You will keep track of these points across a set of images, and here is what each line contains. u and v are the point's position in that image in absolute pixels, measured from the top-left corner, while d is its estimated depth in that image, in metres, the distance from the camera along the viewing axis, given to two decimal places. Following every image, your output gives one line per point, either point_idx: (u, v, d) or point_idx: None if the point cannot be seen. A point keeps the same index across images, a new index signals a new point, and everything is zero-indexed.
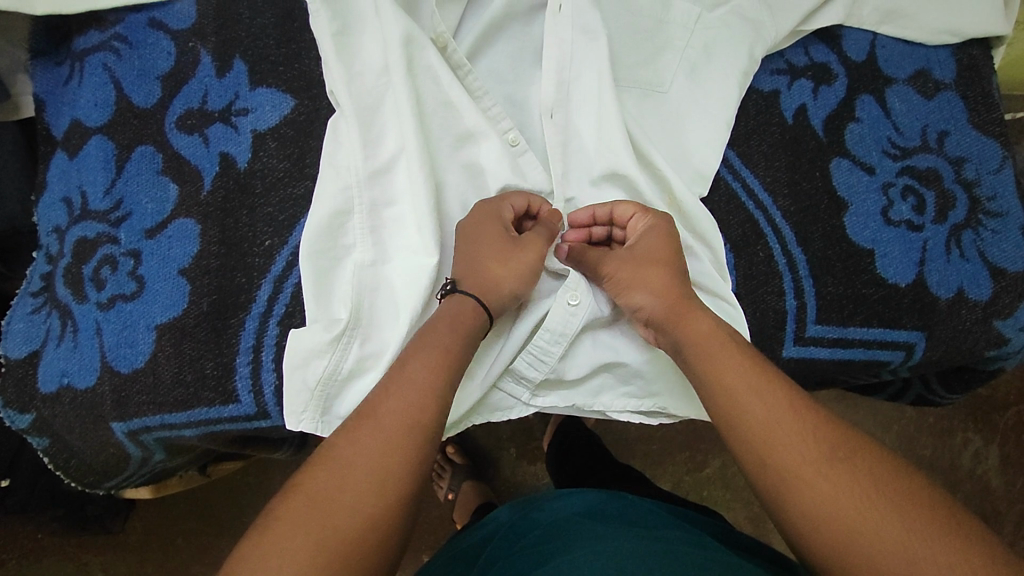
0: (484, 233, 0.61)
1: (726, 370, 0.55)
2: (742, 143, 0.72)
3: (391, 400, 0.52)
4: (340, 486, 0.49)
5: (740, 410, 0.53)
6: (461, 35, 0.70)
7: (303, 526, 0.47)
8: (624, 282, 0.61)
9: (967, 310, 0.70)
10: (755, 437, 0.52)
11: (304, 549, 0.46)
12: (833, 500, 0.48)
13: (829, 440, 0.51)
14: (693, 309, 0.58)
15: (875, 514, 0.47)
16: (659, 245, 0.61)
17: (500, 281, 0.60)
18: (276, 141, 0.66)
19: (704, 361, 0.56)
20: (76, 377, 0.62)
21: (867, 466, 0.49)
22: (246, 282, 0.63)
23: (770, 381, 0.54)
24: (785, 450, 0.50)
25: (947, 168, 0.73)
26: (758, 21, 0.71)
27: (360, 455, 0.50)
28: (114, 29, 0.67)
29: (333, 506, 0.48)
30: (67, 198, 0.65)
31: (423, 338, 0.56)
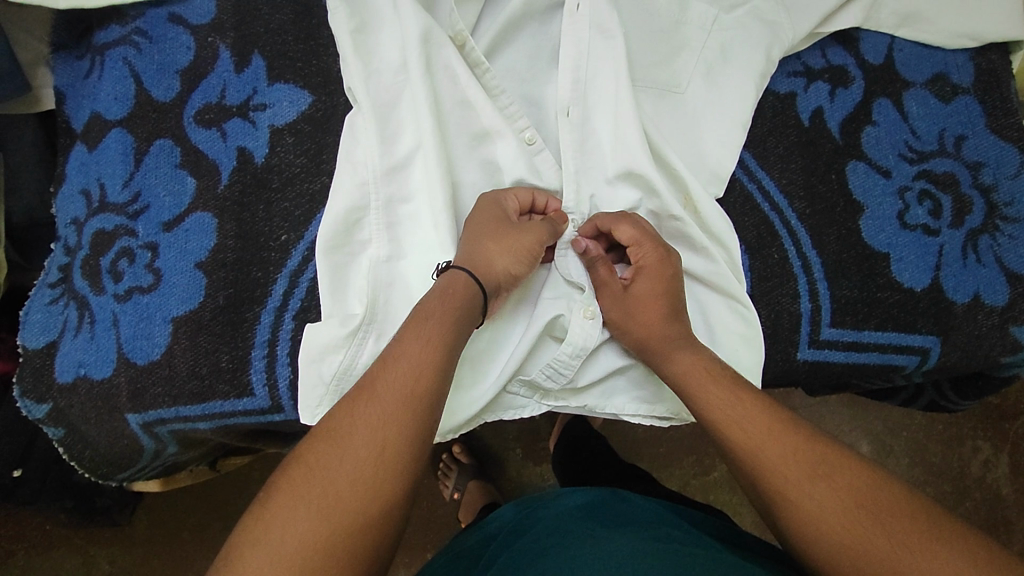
0: (481, 216, 0.62)
1: (708, 391, 0.57)
2: (757, 145, 0.71)
3: (389, 374, 0.52)
4: (342, 459, 0.49)
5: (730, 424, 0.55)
6: (479, 33, 0.70)
7: (306, 500, 0.47)
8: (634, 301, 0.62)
9: (983, 315, 0.70)
10: (740, 449, 0.54)
11: (307, 523, 0.46)
12: (814, 510, 0.49)
13: (807, 454, 0.52)
14: None
15: (856, 526, 0.47)
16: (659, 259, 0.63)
17: (493, 256, 0.60)
18: (293, 137, 0.66)
19: (692, 379, 0.58)
20: (92, 368, 0.62)
21: (843, 478, 0.50)
22: (262, 276, 0.64)
23: (748, 396, 0.56)
24: (765, 462, 0.52)
25: (964, 173, 0.73)
26: (775, 23, 0.71)
27: (361, 428, 0.50)
28: (134, 23, 0.67)
29: (334, 478, 0.48)
30: (86, 190, 0.66)
31: (418, 312, 0.56)
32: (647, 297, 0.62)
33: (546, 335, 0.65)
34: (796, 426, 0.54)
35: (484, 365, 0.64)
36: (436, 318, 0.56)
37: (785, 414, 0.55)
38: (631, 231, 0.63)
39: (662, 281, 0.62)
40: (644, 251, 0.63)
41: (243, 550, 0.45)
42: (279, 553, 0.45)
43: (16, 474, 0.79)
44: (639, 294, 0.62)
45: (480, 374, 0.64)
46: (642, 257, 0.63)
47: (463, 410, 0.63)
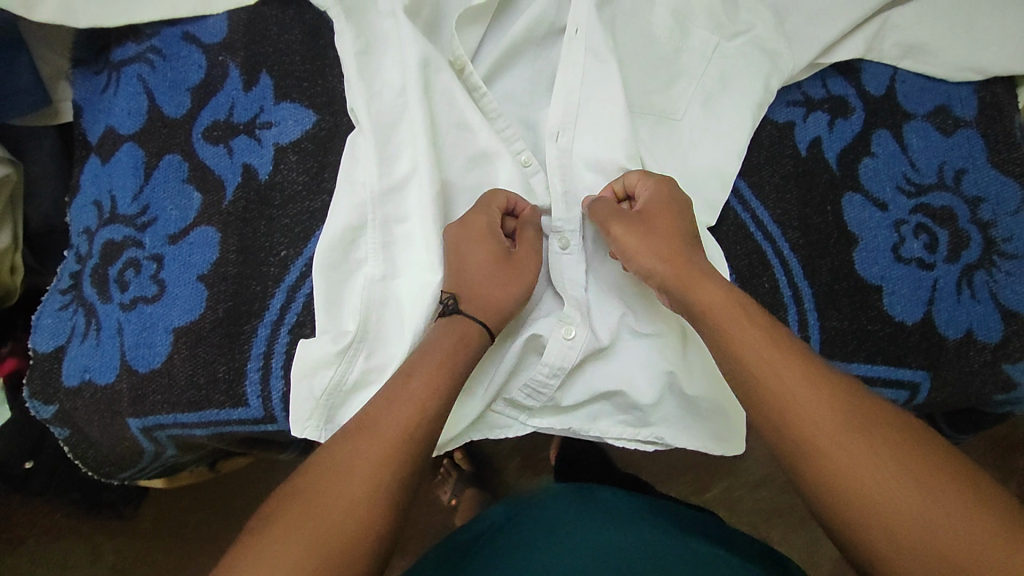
0: (479, 246, 0.63)
1: (743, 340, 0.54)
2: (753, 174, 0.72)
3: (387, 414, 0.54)
4: (347, 471, 0.51)
5: (762, 382, 0.52)
6: (480, 58, 0.72)
7: (313, 514, 0.49)
8: (631, 250, 0.61)
9: (975, 352, 0.70)
10: (766, 400, 0.51)
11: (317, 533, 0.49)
12: (854, 478, 0.47)
13: (847, 408, 0.49)
14: (697, 280, 0.59)
15: (886, 484, 0.46)
16: (666, 215, 0.63)
17: (504, 299, 0.62)
18: (297, 155, 0.69)
19: (720, 330, 0.56)
20: (97, 373, 0.65)
21: (882, 431, 0.48)
22: (261, 290, 0.66)
23: (790, 348, 0.53)
24: (800, 420, 0.50)
25: (963, 207, 0.72)
26: (775, 53, 0.71)
27: (355, 465, 0.52)
28: (149, 41, 0.69)
29: (327, 513, 0.49)
30: (97, 201, 0.68)
31: (420, 357, 0.58)
32: (656, 238, 0.61)
33: (530, 349, 0.65)
34: (834, 375, 0.52)
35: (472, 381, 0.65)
36: (437, 363, 0.57)
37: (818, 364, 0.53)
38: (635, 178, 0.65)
39: (668, 227, 0.62)
40: (650, 198, 0.64)
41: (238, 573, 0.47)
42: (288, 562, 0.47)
43: (28, 466, 0.82)
44: (651, 221, 0.62)
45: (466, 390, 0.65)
46: (648, 201, 0.64)
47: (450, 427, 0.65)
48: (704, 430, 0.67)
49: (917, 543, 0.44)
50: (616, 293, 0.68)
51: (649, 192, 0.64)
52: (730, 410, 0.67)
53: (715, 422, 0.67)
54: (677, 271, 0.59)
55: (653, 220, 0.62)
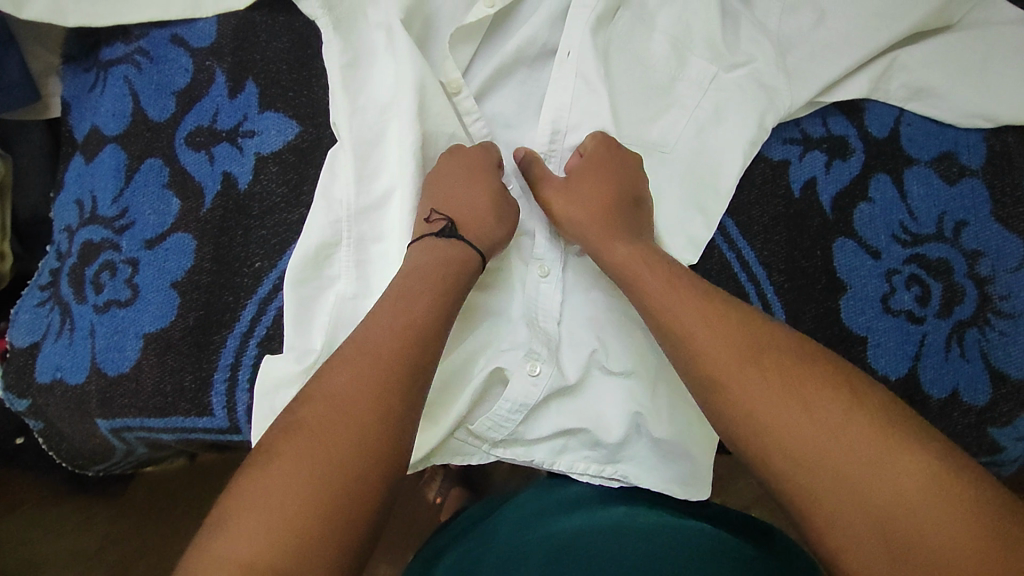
0: (478, 184, 0.64)
1: (673, 306, 0.57)
2: (742, 213, 0.70)
3: (378, 329, 0.55)
4: (347, 405, 0.51)
5: (694, 345, 0.55)
6: (471, 75, 0.71)
7: (316, 450, 0.48)
8: (558, 211, 0.63)
9: (959, 413, 0.67)
10: (699, 361, 0.54)
11: (324, 469, 0.47)
12: (778, 428, 0.50)
13: (803, 387, 0.51)
14: (612, 239, 0.61)
15: (813, 429, 0.49)
16: (607, 177, 0.64)
17: (493, 227, 0.63)
18: (277, 166, 0.68)
19: (657, 295, 0.58)
20: (68, 373, 0.65)
21: (839, 399, 0.50)
22: (233, 301, 0.66)
23: (739, 331, 0.55)
24: (762, 408, 0.51)
25: (960, 261, 0.70)
26: (774, 89, 0.68)
27: (354, 381, 0.52)
28: (138, 42, 0.69)
29: (335, 432, 0.49)
30: (79, 201, 0.69)
31: (419, 272, 0.58)
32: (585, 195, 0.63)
33: (495, 379, 0.65)
34: (779, 351, 0.54)
35: (436, 411, 0.64)
36: (433, 280, 0.58)
37: (745, 323, 0.55)
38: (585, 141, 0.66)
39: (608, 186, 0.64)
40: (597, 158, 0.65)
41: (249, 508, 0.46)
42: (297, 502, 0.46)
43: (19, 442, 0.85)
44: (582, 181, 0.64)
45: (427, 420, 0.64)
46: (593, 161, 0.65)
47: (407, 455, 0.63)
48: (670, 474, 0.65)
49: (838, 478, 0.48)
50: (588, 328, 0.66)
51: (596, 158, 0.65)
52: (700, 460, 0.65)
53: (682, 466, 0.65)
54: (592, 229, 0.62)
55: (586, 177, 0.64)
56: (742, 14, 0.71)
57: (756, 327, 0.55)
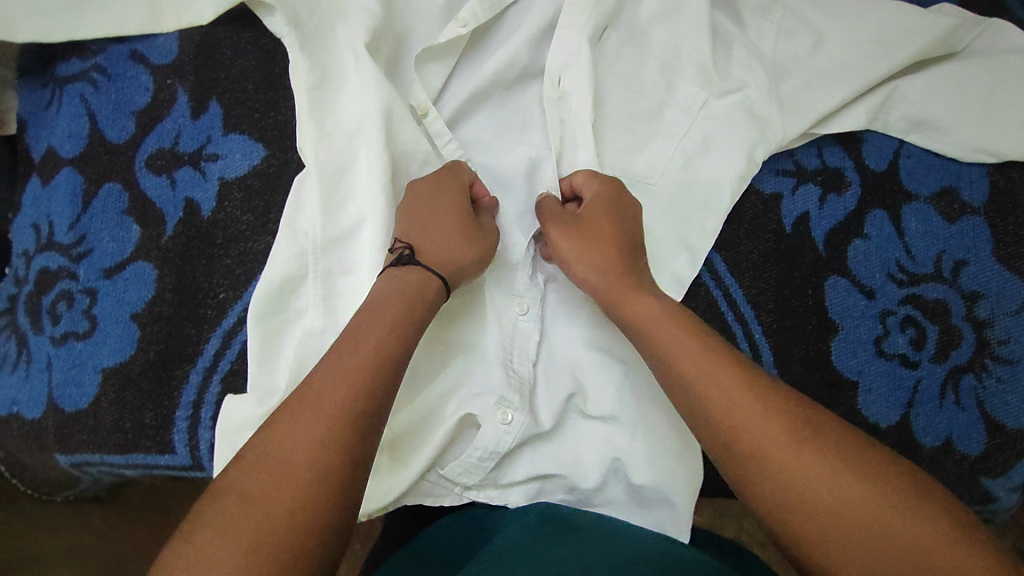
0: (440, 208, 0.59)
1: (708, 378, 0.49)
2: (731, 248, 0.67)
3: (325, 377, 0.48)
4: (284, 471, 0.45)
5: (731, 418, 0.47)
6: (444, 100, 0.67)
7: (246, 531, 0.42)
8: (566, 256, 0.57)
9: (952, 463, 0.65)
10: (737, 438, 0.47)
11: (252, 551, 0.42)
12: (836, 519, 0.43)
13: (859, 468, 0.45)
14: (636, 296, 0.55)
15: (872, 522, 0.43)
16: (610, 220, 0.59)
17: (456, 250, 0.58)
18: (242, 192, 0.65)
19: (678, 353, 0.51)
20: (25, 407, 0.63)
21: (893, 484, 0.45)
22: (195, 334, 0.64)
23: (786, 402, 0.48)
24: (807, 486, 0.44)
25: (958, 303, 0.66)
26: (767, 119, 0.64)
27: (293, 438, 0.46)
28: (95, 58, 0.66)
29: (268, 497, 0.44)
30: (36, 225, 0.66)
31: (373, 309, 0.53)
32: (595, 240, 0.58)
33: (466, 423, 0.63)
34: (846, 436, 0.47)
35: (406, 454, 0.62)
36: (387, 318, 0.52)
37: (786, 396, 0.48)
38: (582, 177, 0.62)
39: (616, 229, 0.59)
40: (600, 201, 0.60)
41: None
42: None
43: None
44: (590, 224, 0.58)
45: (395, 463, 0.62)
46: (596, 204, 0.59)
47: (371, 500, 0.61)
48: (648, 518, 0.63)
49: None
50: (567, 369, 0.64)
51: (598, 194, 0.60)
52: (681, 505, 0.62)
53: (659, 512, 0.62)
54: (613, 286, 0.55)
55: (595, 221, 0.58)
56: (735, 37, 0.66)
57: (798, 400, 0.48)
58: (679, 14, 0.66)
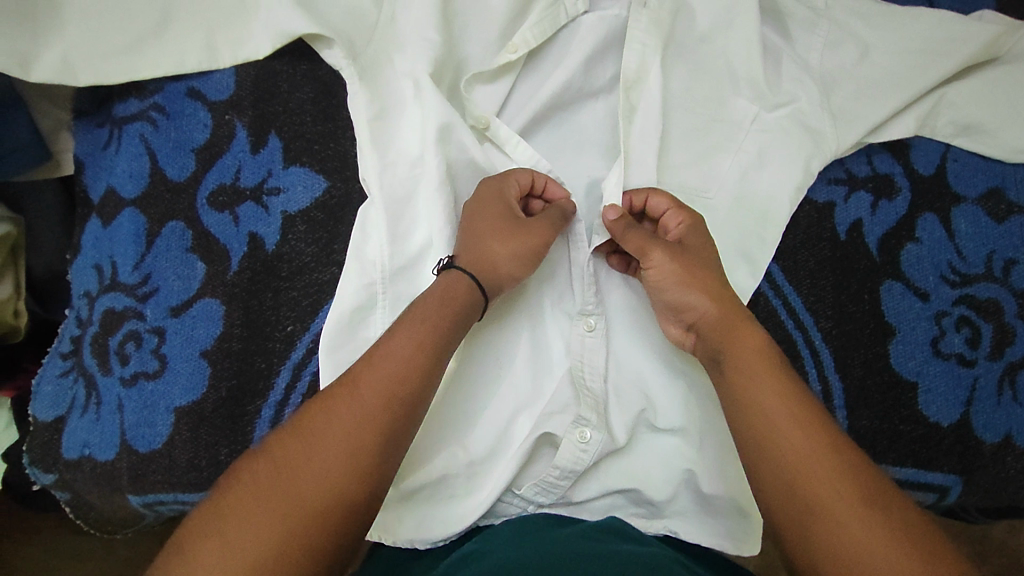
0: (489, 212, 0.60)
1: (750, 370, 0.52)
2: (788, 257, 0.67)
3: (369, 379, 0.49)
4: (305, 468, 0.46)
5: (760, 403, 0.50)
6: (507, 116, 0.68)
7: (256, 519, 0.43)
8: (668, 282, 0.57)
9: (1013, 458, 0.66)
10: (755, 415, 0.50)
11: (256, 538, 0.43)
12: (824, 506, 0.45)
13: (874, 492, 0.45)
14: (742, 325, 0.55)
15: (869, 531, 0.44)
16: (706, 251, 0.59)
17: (491, 248, 0.58)
18: (305, 224, 0.65)
19: (731, 350, 0.53)
20: (97, 450, 0.63)
21: (894, 516, 0.44)
22: (265, 368, 0.63)
23: (808, 412, 0.49)
24: (809, 489, 0.46)
25: (1010, 301, 0.68)
26: (819, 130, 0.66)
27: (332, 437, 0.47)
28: (153, 97, 0.66)
29: (297, 484, 0.45)
30: (98, 265, 0.66)
31: (413, 312, 0.53)
32: (697, 267, 0.58)
33: (543, 442, 0.63)
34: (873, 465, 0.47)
35: (480, 475, 0.62)
36: (430, 322, 0.53)
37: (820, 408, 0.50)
38: (666, 202, 0.61)
39: (709, 260, 0.59)
40: (692, 232, 0.60)
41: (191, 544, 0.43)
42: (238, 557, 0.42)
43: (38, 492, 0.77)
44: (692, 254, 0.58)
45: (471, 482, 0.62)
46: (687, 236, 0.60)
47: (453, 522, 0.60)
48: (721, 529, 0.62)
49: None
50: (635, 385, 0.65)
51: (681, 224, 0.61)
52: (755, 515, 0.62)
53: (733, 522, 0.62)
54: (720, 313, 0.55)
55: (696, 252, 0.59)
56: (783, 51, 0.68)
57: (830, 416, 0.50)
58: (728, 31, 0.67)
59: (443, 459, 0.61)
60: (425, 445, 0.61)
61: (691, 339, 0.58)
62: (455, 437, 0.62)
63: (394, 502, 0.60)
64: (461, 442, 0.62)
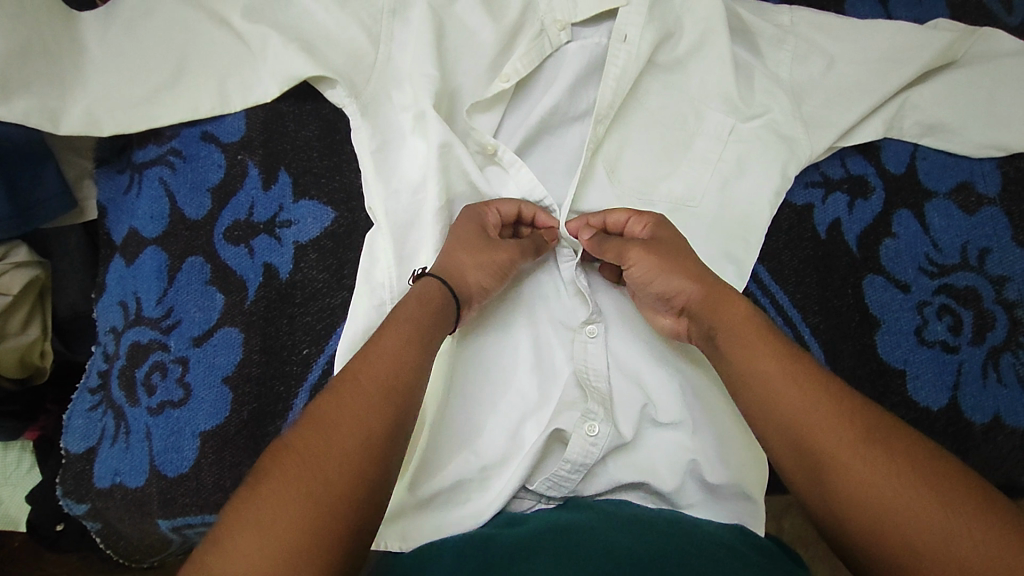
0: (460, 232, 0.64)
1: (750, 347, 0.54)
2: (772, 258, 0.71)
3: (369, 368, 0.52)
4: (327, 449, 0.47)
5: (758, 376, 0.52)
6: (504, 136, 0.73)
7: (286, 492, 0.45)
8: (650, 273, 0.61)
9: (1003, 437, 0.69)
10: (757, 389, 0.52)
11: (292, 512, 0.44)
12: (838, 456, 0.47)
13: (886, 435, 0.48)
14: (727, 299, 0.57)
15: (888, 468, 0.46)
16: (675, 242, 0.63)
17: (461, 261, 0.62)
18: (316, 253, 0.69)
19: (722, 330, 0.56)
20: (127, 477, 0.66)
21: (900, 452, 0.47)
22: (284, 391, 0.67)
23: (808, 375, 0.51)
24: (820, 443, 0.48)
25: (987, 287, 0.71)
26: (793, 138, 0.70)
27: (347, 416, 0.49)
28: (170, 143, 0.71)
29: (323, 461, 0.46)
30: (123, 302, 0.70)
31: (394, 314, 0.57)
32: (675, 250, 0.61)
33: (553, 440, 0.66)
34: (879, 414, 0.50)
35: (493, 474, 0.65)
36: (414, 321, 0.56)
37: (817, 370, 0.52)
38: (625, 215, 0.65)
39: (682, 246, 0.62)
40: (661, 228, 0.64)
41: (232, 532, 0.43)
42: (279, 534, 0.43)
43: (59, 527, 0.78)
44: (664, 243, 0.62)
45: (485, 483, 0.65)
46: (657, 228, 0.64)
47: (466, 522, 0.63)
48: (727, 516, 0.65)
49: (909, 521, 0.44)
50: (633, 384, 0.68)
51: (647, 226, 0.64)
52: (758, 497, 0.65)
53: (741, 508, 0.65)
54: (703, 293, 0.58)
55: (667, 242, 0.62)
56: (756, 67, 0.73)
57: (824, 373, 0.52)
58: (701, 51, 0.72)
59: (458, 465, 0.65)
60: (439, 453, 0.65)
61: (685, 323, 0.61)
62: (467, 442, 0.65)
63: (412, 510, 0.63)
64: (473, 447, 0.65)
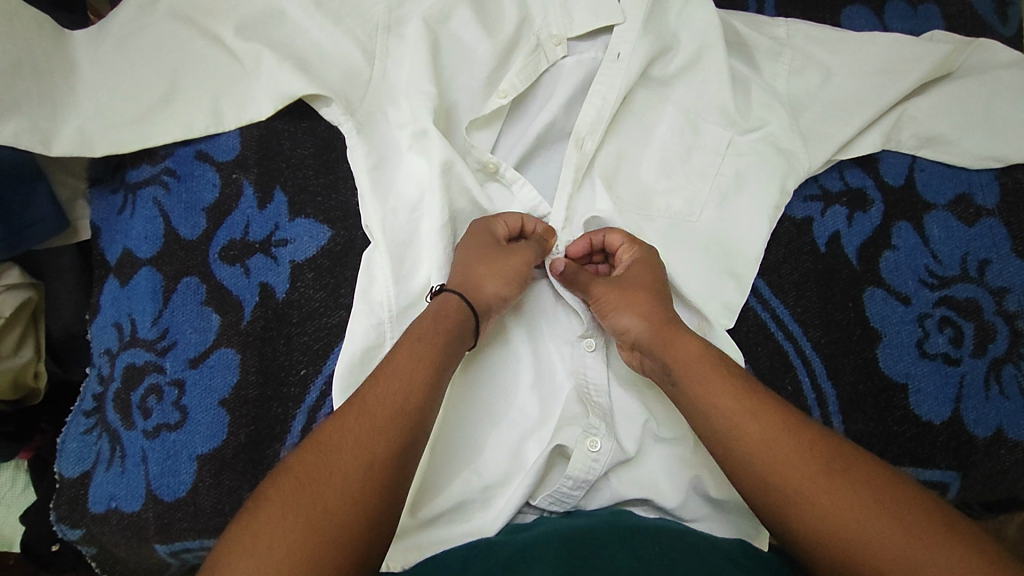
0: (470, 246, 0.63)
1: (707, 383, 0.54)
2: (771, 272, 0.71)
3: (377, 393, 0.51)
4: (325, 479, 0.46)
5: (719, 412, 0.52)
6: (501, 152, 0.72)
7: (284, 518, 0.44)
8: (609, 306, 0.61)
9: (1006, 450, 0.68)
10: (717, 426, 0.52)
11: (289, 541, 0.43)
12: (803, 492, 0.47)
13: (846, 467, 0.48)
14: (677, 334, 0.57)
15: (853, 502, 0.46)
16: (644, 277, 0.62)
17: (478, 273, 0.61)
18: (313, 272, 0.69)
19: (681, 365, 0.56)
20: (123, 501, 0.65)
21: (864, 483, 0.47)
22: (282, 413, 0.66)
23: (766, 409, 0.51)
24: (784, 479, 0.48)
25: (988, 298, 0.71)
26: (791, 151, 0.70)
27: (350, 441, 0.48)
28: (163, 163, 0.71)
29: (323, 488, 0.46)
30: (117, 324, 0.69)
31: (411, 331, 0.56)
32: (637, 284, 0.61)
33: (555, 455, 0.66)
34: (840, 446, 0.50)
35: (495, 492, 0.64)
36: (430, 341, 0.55)
37: (776, 403, 0.52)
38: (621, 237, 0.65)
39: (651, 277, 0.62)
40: (635, 259, 0.64)
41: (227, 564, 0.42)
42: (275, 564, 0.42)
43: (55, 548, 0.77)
44: (627, 279, 0.62)
45: (487, 503, 0.64)
46: (635, 259, 0.64)
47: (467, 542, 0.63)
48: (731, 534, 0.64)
49: (878, 554, 0.44)
50: (634, 400, 0.67)
51: (632, 256, 0.64)
52: None
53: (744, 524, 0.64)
54: (652, 330, 0.58)
55: (630, 277, 0.62)
56: (753, 80, 0.73)
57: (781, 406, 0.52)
58: (698, 65, 0.72)
59: (461, 486, 0.64)
60: (442, 472, 0.64)
61: (637, 356, 0.61)
62: (469, 461, 0.65)
63: (413, 530, 0.62)
64: (476, 466, 0.65)
